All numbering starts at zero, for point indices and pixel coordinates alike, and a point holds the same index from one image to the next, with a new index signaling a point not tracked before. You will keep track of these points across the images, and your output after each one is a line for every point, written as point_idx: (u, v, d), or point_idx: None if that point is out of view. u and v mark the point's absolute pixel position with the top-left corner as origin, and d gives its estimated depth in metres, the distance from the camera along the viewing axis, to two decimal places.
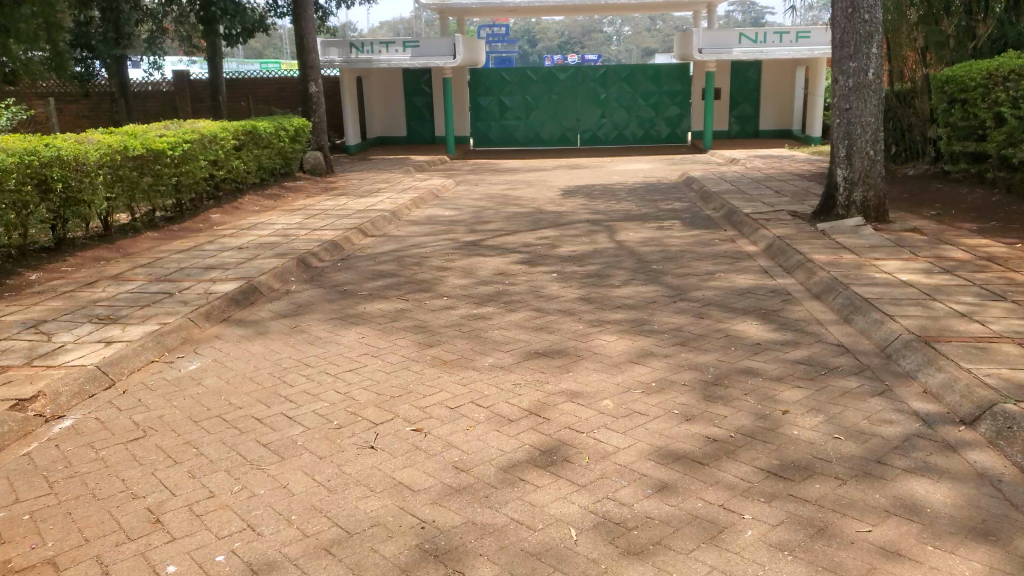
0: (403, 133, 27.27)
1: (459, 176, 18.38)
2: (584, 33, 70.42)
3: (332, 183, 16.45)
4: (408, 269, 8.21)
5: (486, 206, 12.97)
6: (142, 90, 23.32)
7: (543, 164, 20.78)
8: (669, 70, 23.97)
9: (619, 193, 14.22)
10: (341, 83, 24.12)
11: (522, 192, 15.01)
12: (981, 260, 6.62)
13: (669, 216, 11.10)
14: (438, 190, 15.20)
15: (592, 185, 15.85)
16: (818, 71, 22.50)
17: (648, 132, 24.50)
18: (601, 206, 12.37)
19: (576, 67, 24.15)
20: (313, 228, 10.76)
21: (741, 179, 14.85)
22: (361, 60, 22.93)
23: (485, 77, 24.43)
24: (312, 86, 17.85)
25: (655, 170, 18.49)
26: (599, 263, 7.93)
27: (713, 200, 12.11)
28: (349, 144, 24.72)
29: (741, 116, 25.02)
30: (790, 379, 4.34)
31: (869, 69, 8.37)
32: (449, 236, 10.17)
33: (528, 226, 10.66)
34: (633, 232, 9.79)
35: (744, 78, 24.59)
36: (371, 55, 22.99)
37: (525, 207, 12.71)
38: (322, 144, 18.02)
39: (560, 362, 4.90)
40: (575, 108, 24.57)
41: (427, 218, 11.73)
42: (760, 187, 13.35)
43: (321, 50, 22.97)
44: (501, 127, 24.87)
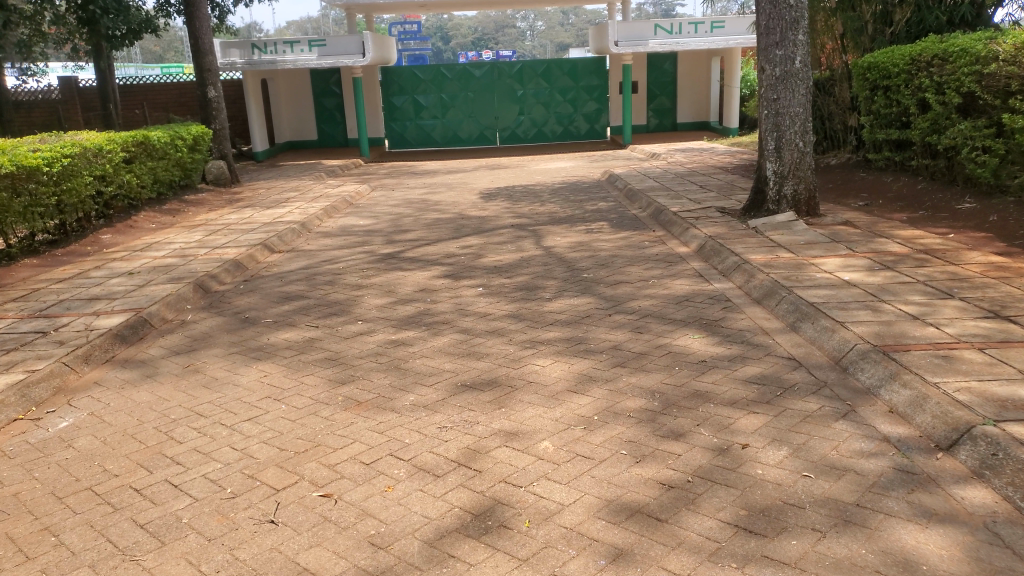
0: (313, 138, 26.27)
1: (375, 180, 17.62)
2: (498, 30, 69.94)
3: (239, 194, 15.45)
4: (322, 289, 7.54)
5: (405, 213, 12.32)
6: (26, 100, 21.63)
7: (463, 165, 20.25)
8: (585, 65, 23.68)
9: (542, 193, 13.81)
10: (245, 88, 22.90)
11: (442, 196, 14.40)
12: (919, 255, 6.46)
13: (595, 217, 10.75)
14: (354, 198, 14.44)
15: (514, 186, 15.39)
16: (731, 62, 22.69)
17: (567, 129, 24.24)
18: (525, 209, 11.91)
19: (491, 65, 23.66)
20: (217, 246, 9.90)
21: (664, 174, 14.66)
22: (265, 61, 21.91)
23: (398, 76, 23.72)
24: (210, 91, 16.72)
25: (577, 167, 18.18)
26: (528, 274, 7.46)
27: (638, 198, 11.83)
28: (256, 150, 23.55)
29: (658, 109, 24.98)
30: (745, 404, 3.93)
31: (796, 58, 8.23)
32: (367, 249, 9.52)
33: (451, 234, 10.10)
34: (561, 237, 9.37)
35: (659, 72, 24.60)
36: (275, 55, 22.00)
37: (446, 213, 12.13)
38: (226, 152, 16.96)
39: (491, 396, 4.33)
40: (493, 106, 24.07)
41: (342, 229, 11.02)
42: (684, 183, 13.16)
43: (220, 53, 21.67)
44: (419, 128, 24.19)
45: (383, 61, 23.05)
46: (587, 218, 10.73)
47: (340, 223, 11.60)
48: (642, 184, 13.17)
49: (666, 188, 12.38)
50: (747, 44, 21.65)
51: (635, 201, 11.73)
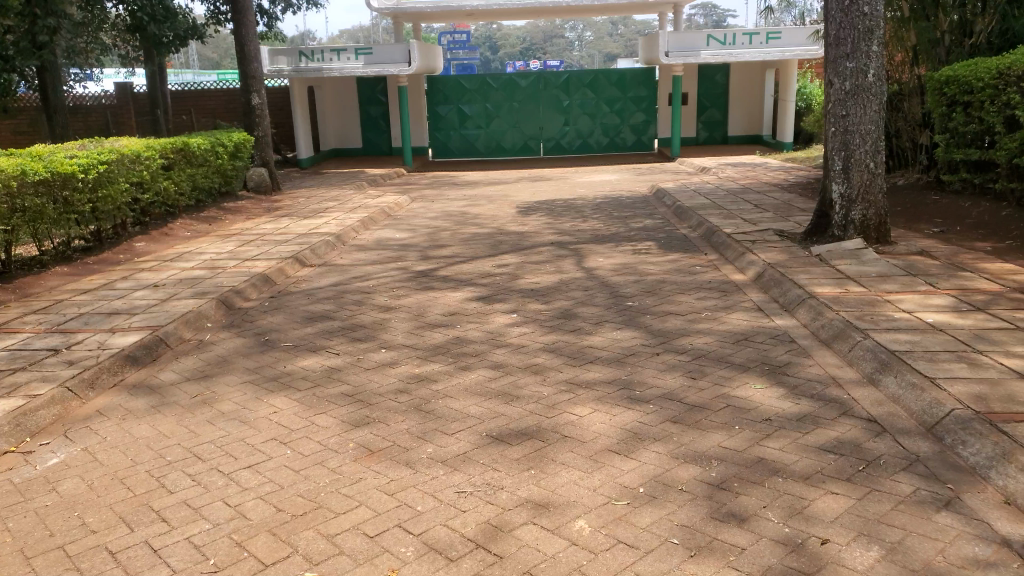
0: (358, 145, 26.13)
1: (415, 191, 17.27)
2: (546, 39, 69.49)
3: (277, 202, 15.21)
4: (350, 308, 7.09)
5: (443, 227, 11.88)
6: (80, 104, 21.89)
7: (506, 177, 19.82)
8: (634, 74, 23.03)
9: (585, 208, 13.24)
10: (292, 95, 22.88)
11: (481, 209, 13.94)
12: (1011, 294, 5.74)
13: (641, 236, 10.12)
14: (392, 208, 14.08)
15: (557, 200, 14.84)
16: (787, 74, 21.82)
17: (614, 140, 23.58)
18: (567, 225, 11.35)
19: (538, 74, 23.18)
20: (248, 257, 9.56)
21: (715, 191, 13.93)
22: (311, 68, 21.80)
23: (444, 84, 23.41)
24: (255, 98, 16.53)
25: (623, 181, 17.54)
26: (569, 299, 6.89)
27: (688, 216, 11.14)
28: (301, 158, 23.48)
29: (708, 122, 24.19)
30: (820, 481, 3.32)
31: (869, 70, 7.48)
32: (400, 264, 9.07)
33: (489, 251, 9.60)
34: (605, 257, 8.77)
35: (711, 83, 23.83)
36: (321, 63, 21.85)
37: (485, 227, 11.65)
38: (267, 159, 16.74)
39: (521, 452, 3.77)
40: (538, 116, 23.58)
41: (377, 242, 10.61)
42: (736, 200, 12.43)
43: (268, 61, 21.71)
44: (463, 137, 23.82)
45: (429, 69, 22.71)
46: (632, 237, 10.11)
47: (375, 236, 11.20)
48: (691, 201, 12.48)
49: (718, 206, 11.67)
50: (804, 55, 20.80)
51: (684, 220, 11.06)
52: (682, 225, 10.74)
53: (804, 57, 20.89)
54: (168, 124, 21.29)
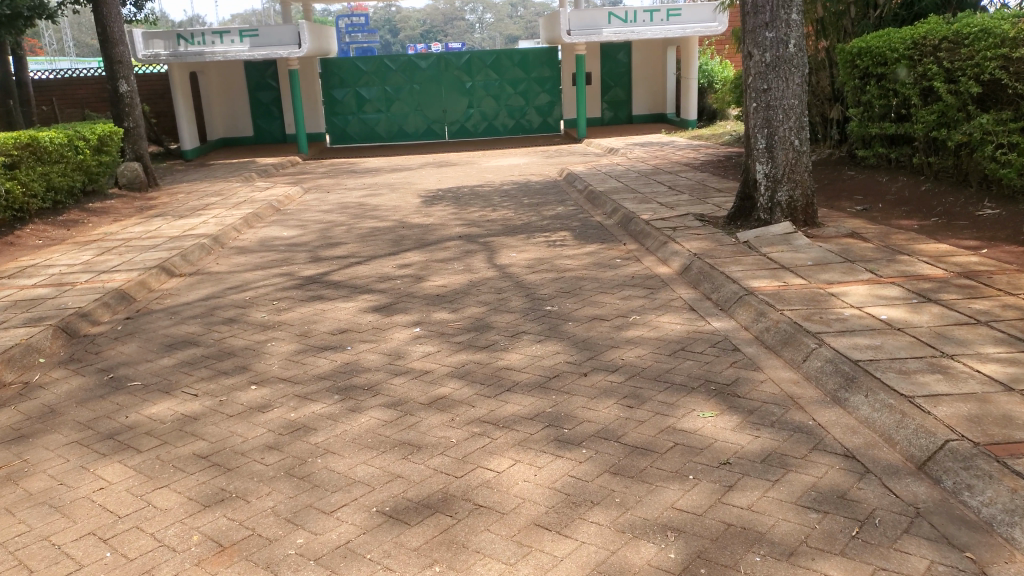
0: (249, 134, 24.30)
1: (309, 181, 15.92)
2: (447, 21, 67.66)
3: (151, 200, 13.62)
4: (219, 328, 5.96)
5: (338, 222, 10.74)
6: None
7: (410, 162, 18.75)
8: (537, 54, 22.26)
9: (494, 196, 12.39)
10: (170, 80, 21.04)
11: (380, 200, 12.82)
12: (961, 280, 5.21)
13: (555, 226, 9.32)
14: (282, 202, 12.78)
15: (463, 188, 13.88)
16: (689, 51, 21.51)
17: (519, 123, 22.76)
18: (474, 216, 10.43)
19: (437, 54, 22.04)
20: (105, 267, 8.20)
21: (629, 173, 13.30)
22: (192, 53, 19.97)
23: (338, 67, 22.02)
24: (122, 86, 14.67)
25: (532, 164, 16.75)
26: (478, 303, 5.99)
27: (603, 201, 10.42)
28: (185, 149, 21.61)
29: (614, 101, 23.77)
30: (811, 556, 2.55)
31: (789, 40, 6.92)
32: (286, 268, 7.93)
33: (388, 248, 8.58)
34: (516, 252, 7.91)
35: (614, 62, 23.31)
36: (202, 47, 19.99)
37: (385, 221, 10.58)
38: (140, 152, 14.95)
39: (424, 538, 2.87)
40: (440, 99, 22.48)
41: (261, 243, 9.39)
42: (651, 183, 11.83)
43: (143, 44, 19.71)
44: (361, 121, 22.46)
45: (322, 51, 21.25)
46: (546, 227, 9.29)
47: (260, 235, 9.97)
48: (606, 185, 11.80)
49: (634, 190, 11.01)
50: (704, 33, 20.40)
51: (598, 206, 10.35)
52: (598, 211, 10.01)
53: (705, 35, 20.46)
54: (26, 116, 19.04)
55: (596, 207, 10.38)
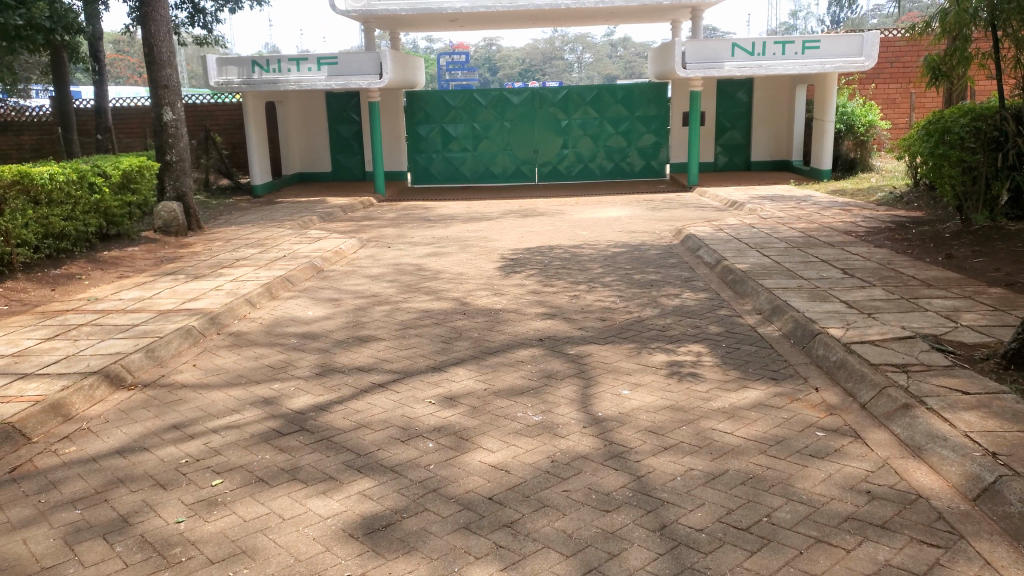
0: (326, 169, 22.45)
1: (370, 231, 13.51)
2: (546, 60, 64.90)
3: (181, 248, 11.46)
4: (86, 546, 3.20)
5: (382, 296, 8.09)
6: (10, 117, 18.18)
7: (491, 210, 16.21)
8: (642, 89, 19.37)
9: (589, 267, 9.49)
10: (245, 111, 19.36)
11: (443, 263, 10.13)
12: None
13: (680, 327, 6.27)
14: (327, 261, 10.31)
15: (547, 252, 10.97)
16: (825, 89, 18.16)
17: (619, 165, 19.85)
18: (563, 300, 7.52)
19: (531, 89, 19.46)
20: (36, 359, 5.69)
21: (770, 240, 10.06)
22: (266, 81, 18.16)
23: (423, 100, 19.76)
24: (167, 113, 12.60)
25: (637, 220, 13.71)
26: (565, 541, 3.10)
27: (747, 289, 7.29)
28: (255, 184, 19.93)
29: (729, 145, 20.62)
30: None
31: None
32: (277, 387, 5.28)
33: (432, 354, 5.81)
34: (629, 384, 4.93)
35: (732, 102, 20.23)
36: (278, 75, 18.17)
37: (442, 300, 7.82)
38: (183, 190, 12.90)
39: None
40: (532, 138, 19.85)
41: (268, 333, 6.81)
42: (807, 260, 8.60)
43: (215, 70, 18.06)
44: (445, 160, 20.10)
45: (406, 82, 19.08)
46: (667, 328, 6.28)
47: (275, 317, 7.41)
48: (745, 260, 8.67)
49: (788, 272, 7.84)
50: (846, 68, 17.11)
51: (740, 297, 7.24)
52: (740, 306, 6.89)
53: (846, 70, 17.22)
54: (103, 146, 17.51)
55: (734, 297, 7.26)
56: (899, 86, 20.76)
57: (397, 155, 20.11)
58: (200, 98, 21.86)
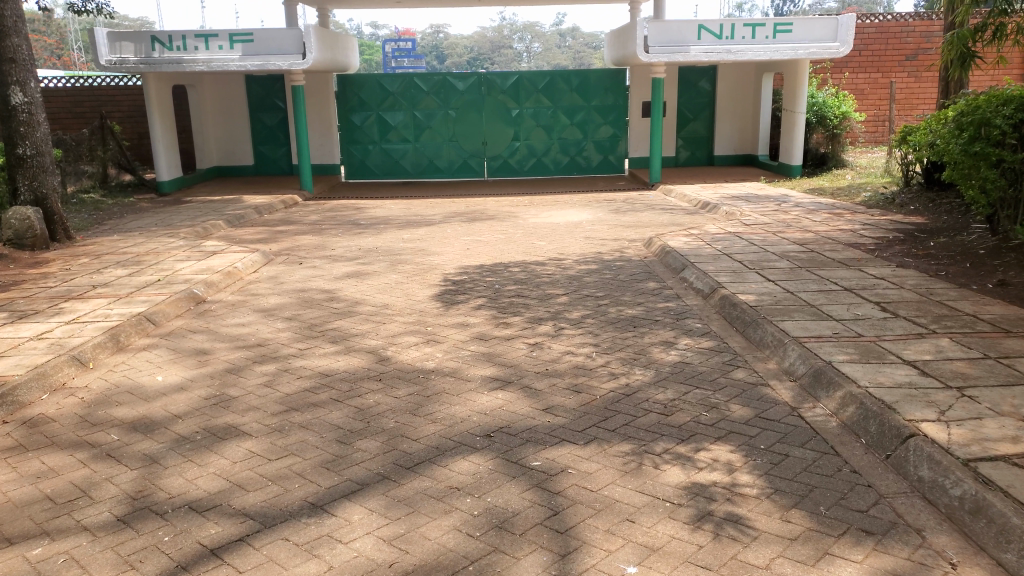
0: (248, 163, 19.93)
1: (282, 240, 11.22)
2: (494, 50, 61.90)
3: (29, 268, 9.05)
4: None
5: (269, 346, 5.93)
6: None
7: (431, 212, 14.16)
8: (599, 77, 17.44)
9: (550, 295, 7.49)
10: (148, 98, 16.76)
11: (365, 287, 7.98)
12: None
13: (688, 409, 4.27)
14: (211, 286, 8.03)
15: (497, 271, 8.88)
16: (795, 76, 16.46)
17: (574, 160, 17.90)
18: (515, 353, 5.47)
19: (477, 74, 17.38)
20: None
21: (768, 256, 8.17)
22: (169, 62, 15.54)
23: (358, 85, 17.49)
24: (15, 95, 10.09)
25: (600, 226, 11.76)
26: None
27: (767, 339, 5.32)
28: (161, 182, 17.39)
29: (691, 138, 18.85)
30: None
31: None
32: (35, 554, 3.17)
33: (312, 471, 3.72)
34: (631, 545, 2.92)
35: (694, 92, 18.48)
36: (183, 54, 15.60)
37: (349, 351, 5.69)
38: (46, 193, 10.49)
39: None
40: (479, 129, 17.69)
41: (80, 421, 4.63)
42: (826, 285, 6.71)
43: (107, 47, 15.43)
44: (383, 152, 17.83)
45: (336, 67, 16.70)
46: (670, 408, 4.30)
47: (103, 387, 5.18)
48: (747, 288, 6.76)
49: (813, 307, 5.94)
50: (818, 54, 15.34)
51: (761, 347, 5.29)
52: (762, 367, 4.92)
53: (819, 58, 15.44)
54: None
55: (750, 349, 5.28)
56: (868, 75, 19.23)
57: (329, 147, 17.80)
58: (100, 82, 19.05)
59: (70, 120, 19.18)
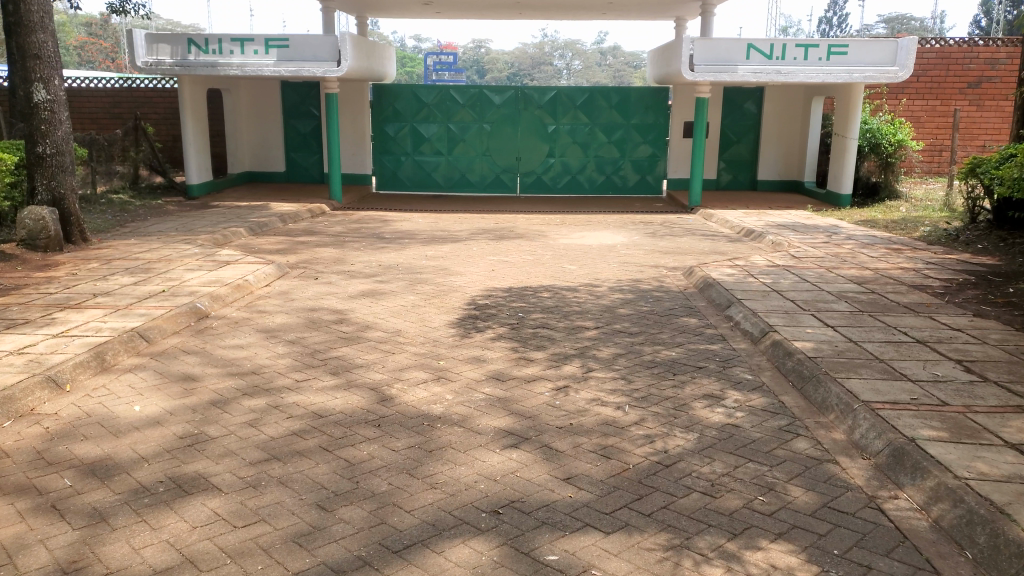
0: (279, 169, 19.57)
1: (301, 252, 10.68)
2: (535, 66, 61.36)
3: (32, 271, 8.58)
4: None
5: (265, 375, 5.33)
6: None
7: (460, 228, 13.57)
8: (640, 94, 16.74)
9: (580, 329, 6.80)
10: (181, 99, 16.44)
11: (379, 308, 7.38)
12: None
13: (739, 492, 3.55)
14: (217, 300, 7.47)
15: (524, 296, 8.21)
16: (847, 100, 15.52)
17: (610, 179, 17.20)
18: (536, 400, 4.79)
19: (515, 88, 16.79)
20: None
21: (823, 296, 7.38)
22: (203, 65, 15.12)
23: (393, 95, 17.03)
24: (39, 92, 9.71)
25: (637, 251, 11.03)
26: None
27: (834, 403, 4.56)
28: (190, 184, 17.08)
29: (734, 160, 18.05)
30: None
31: None
32: None
33: (280, 547, 3.07)
34: None
35: (739, 113, 17.70)
36: (217, 57, 15.18)
37: (349, 387, 5.05)
38: (65, 193, 10.12)
39: None
40: (514, 144, 17.09)
41: (35, 456, 4.00)
42: (894, 335, 5.92)
43: (145, 49, 15.23)
44: (415, 163, 17.32)
45: (372, 74, 16.29)
46: (718, 488, 3.58)
47: (71, 416, 4.59)
48: (803, 334, 6.00)
49: (882, 363, 5.17)
50: (876, 79, 14.33)
51: (825, 413, 4.54)
52: (828, 441, 4.18)
53: (876, 82, 14.43)
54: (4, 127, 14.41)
55: (811, 415, 4.54)
56: (925, 103, 18.25)
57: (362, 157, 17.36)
58: (141, 83, 18.86)
59: (105, 119, 18.99)
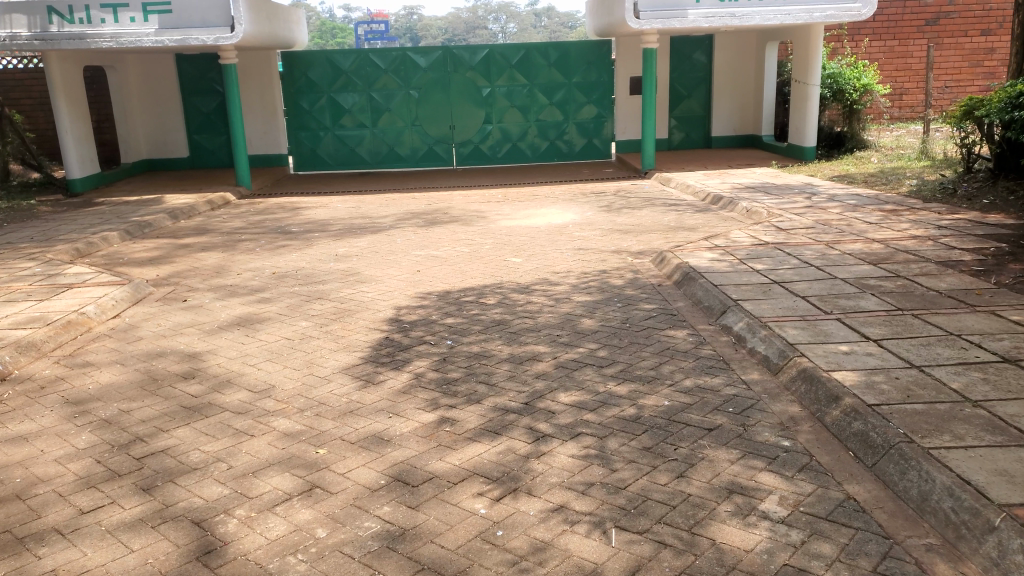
0: (180, 155, 17.01)
1: (178, 263, 8.50)
2: (469, 29, 57.96)
3: None
4: None
5: (28, 504, 3.31)
6: None
7: (385, 214, 11.46)
8: (581, 49, 14.78)
9: (528, 356, 4.91)
10: (51, 78, 13.77)
11: (253, 345, 5.37)
12: None
13: None
14: (24, 351, 5.33)
15: (457, 306, 6.27)
16: (804, 43, 13.77)
17: (554, 144, 15.24)
18: (462, 528, 2.92)
19: (442, 48, 14.64)
20: None
21: (843, 288, 5.65)
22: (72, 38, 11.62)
23: (304, 62, 14.71)
24: None
25: (593, 232, 9.16)
26: None
27: (946, 509, 2.78)
28: (72, 180, 14.38)
29: (685, 117, 16.25)
30: None
31: None
32: None
33: None
34: None
35: (688, 65, 15.88)
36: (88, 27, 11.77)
37: (159, 523, 3.10)
38: None
39: None
40: (447, 110, 14.94)
41: None
42: (965, 351, 4.18)
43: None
44: (336, 138, 15.04)
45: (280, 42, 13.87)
46: None
47: None
48: (842, 356, 4.24)
49: (980, 411, 3.39)
50: (836, 19, 11.89)
51: (936, 527, 2.77)
52: None
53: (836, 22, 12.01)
54: None
55: (916, 531, 2.76)
56: (884, 44, 16.46)
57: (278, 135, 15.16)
58: None
59: None
